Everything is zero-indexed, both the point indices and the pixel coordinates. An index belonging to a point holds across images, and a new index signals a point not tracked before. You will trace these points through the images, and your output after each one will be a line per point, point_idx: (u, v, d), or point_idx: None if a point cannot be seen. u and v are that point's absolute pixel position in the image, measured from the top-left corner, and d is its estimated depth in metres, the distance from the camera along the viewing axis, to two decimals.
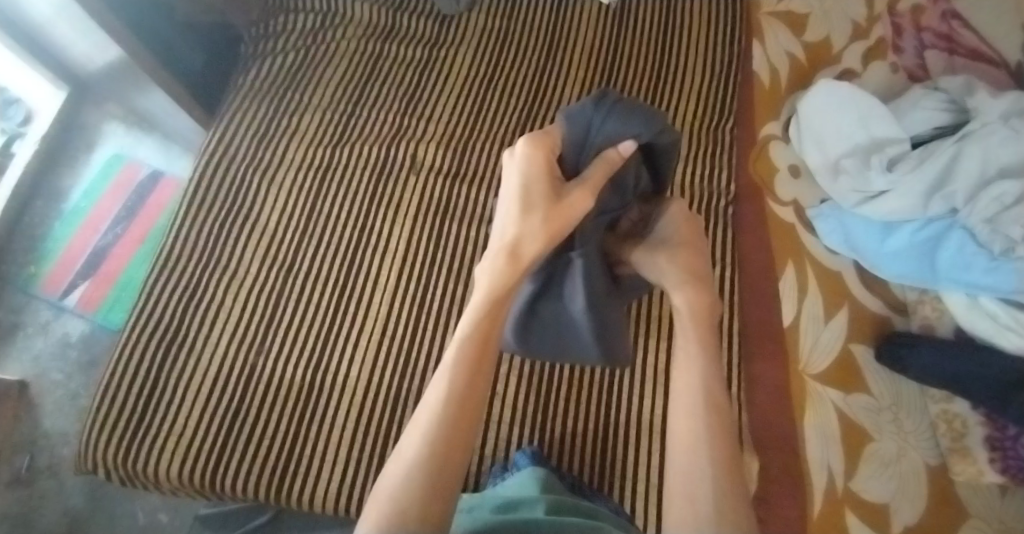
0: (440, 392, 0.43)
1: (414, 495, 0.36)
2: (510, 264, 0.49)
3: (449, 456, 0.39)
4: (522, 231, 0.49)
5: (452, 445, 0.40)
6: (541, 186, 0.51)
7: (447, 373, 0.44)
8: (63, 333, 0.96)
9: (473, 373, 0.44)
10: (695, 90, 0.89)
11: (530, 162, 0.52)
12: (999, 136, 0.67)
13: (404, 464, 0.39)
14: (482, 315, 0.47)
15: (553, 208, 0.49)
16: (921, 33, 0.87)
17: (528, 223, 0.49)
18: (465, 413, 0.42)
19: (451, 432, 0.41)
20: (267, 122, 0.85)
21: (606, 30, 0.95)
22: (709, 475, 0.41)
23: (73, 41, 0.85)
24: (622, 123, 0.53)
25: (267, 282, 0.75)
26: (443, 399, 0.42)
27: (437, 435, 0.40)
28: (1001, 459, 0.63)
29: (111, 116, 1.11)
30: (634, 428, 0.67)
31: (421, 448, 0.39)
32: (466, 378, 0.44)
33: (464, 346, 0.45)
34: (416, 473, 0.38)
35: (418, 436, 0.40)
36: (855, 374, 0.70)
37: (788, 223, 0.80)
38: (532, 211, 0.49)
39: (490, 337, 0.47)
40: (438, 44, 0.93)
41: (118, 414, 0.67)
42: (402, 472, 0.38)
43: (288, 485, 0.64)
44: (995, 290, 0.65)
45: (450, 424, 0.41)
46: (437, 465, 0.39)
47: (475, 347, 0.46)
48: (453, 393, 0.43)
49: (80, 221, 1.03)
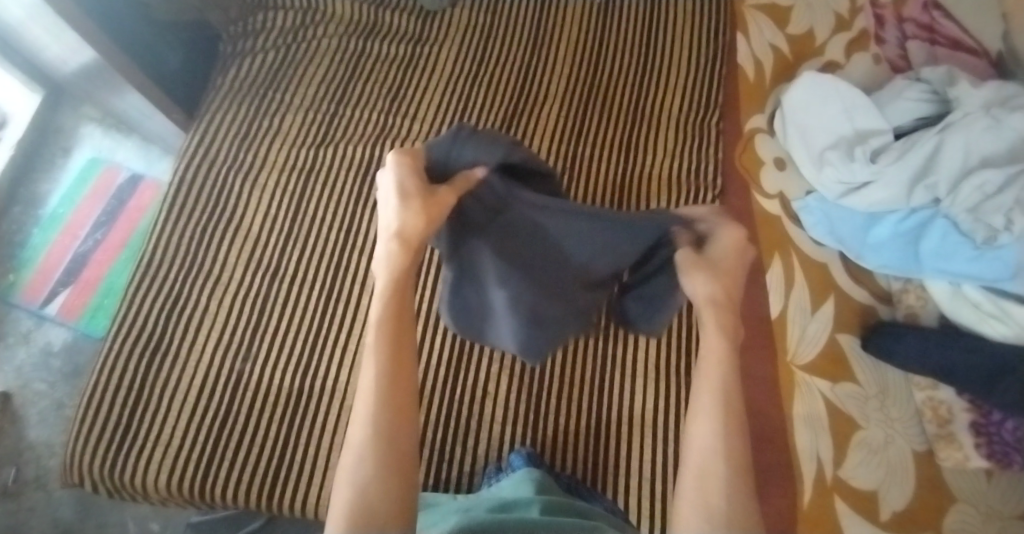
0: (372, 372, 0.39)
1: (373, 487, 0.35)
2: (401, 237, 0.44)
3: (396, 436, 0.37)
4: (403, 215, 0.43)
5: (396, 424, 0.38)
6: (416, 182, 0.45)
7: (371, 352, 0.41)
8: (45, 342, 0.94)
9: (399, 346, 0.41)
10: (680, 83, 0.89)
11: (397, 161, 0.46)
12: (980, 125, 0.68)
13: (353, 454, 0.36)
14: (392, 284, 0.43)
15: (432, 199, 0.45)
16: (903, 24, 0.88)
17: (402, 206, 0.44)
18: (402, 387, 0.40)
19: (391, 410, 0.38)
20: (248, 123, 0.83)
21: (591, 24, 0.95)
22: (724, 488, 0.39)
23: (45, 43, 0.83)
24: (480, 148, 0.48)
25: (253, 287, 0.74)
26: (377, 376, 0.39)
27: (380, 417, 0.38)
28: (986, 444, 0.64)
29: (88, 118, 1.09)
30: (626, 423, 0.68)
31: (368, 434, 0.37)
32: (392, 354, 0.41)
33: (385, 319, 0.42)
34: (368, 459, 0.36)
35: (360, 422, 0.38)
36: (842, 364, 0.71)
37: (774, 215, 0.80)
38: (405, 201, 0.44)
39: (405, 306, 0.43)
40: (421, 42, 0.92)
41: (103, 425, 0.66)
42: (353, 462, 0.36)
43: (278, 492, 0.64)
44: (979, 278, 0.66)
45: (389, 403, 0.38)
46: (383, 451, 0.36)
47: (394, 319, 0.42)
48: (386, 370, 0.40)
49: (59, 228, 1.01)
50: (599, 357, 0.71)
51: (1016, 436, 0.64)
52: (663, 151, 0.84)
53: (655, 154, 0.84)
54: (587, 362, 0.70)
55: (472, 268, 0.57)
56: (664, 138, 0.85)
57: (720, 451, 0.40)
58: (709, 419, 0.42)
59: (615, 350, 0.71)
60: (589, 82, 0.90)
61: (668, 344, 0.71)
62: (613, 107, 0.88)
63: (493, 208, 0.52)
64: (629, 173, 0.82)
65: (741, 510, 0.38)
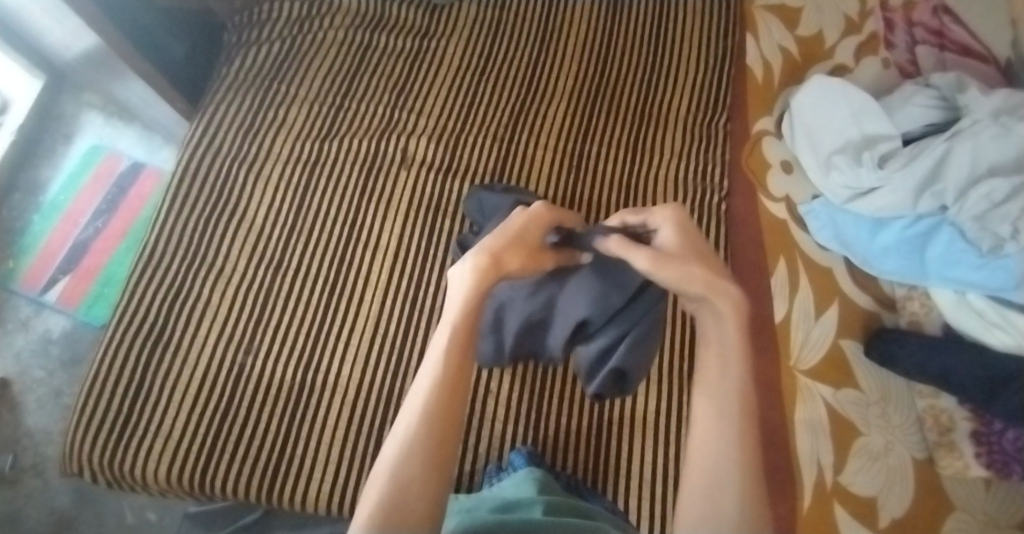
0: (431, 378, 0.43)
1: (412, 485, 0.39)
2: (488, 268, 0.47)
3: (440, 443, 0.41)
4: (506, 255, 0.49)
5: (443, 431, 0.41)
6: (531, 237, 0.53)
7: (437, 359, 0.44)
8: (45, 329, 0.94)
9: (462, 360, 0.44)
10: (689, 84, 0.89)
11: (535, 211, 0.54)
12: (989, 133, 0.67)
13: (399, 449, 0.40)
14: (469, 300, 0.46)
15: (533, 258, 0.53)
16: (913, 28, 0.87)
17: (513, 252, 0.50)
18: (455, 399, 0.43)
19: (441, 419, 0.41)
20: (253, 114, 0.83)
21: (600, 21, 0.94)
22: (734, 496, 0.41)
23: (48, 28, 0.82)
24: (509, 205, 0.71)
25: (255, 279, 0.73)
26: (436, 383, 0.42)
27: (431, 420, 0.41)
28: (986, 453, 0.64)
29: (90, 105, 1.08)
30: (627, 424, 0.67)
31: (415, 434, 0.40)
32: (456, 360, 0.43)
33: (454, 333, 0.44)
34: (413, 458, 0.39)
35: (411, 421, 0.41)
36: (844, 369, 0.71)
37: (780, 219, 0.80)
38: (512, 249, 0.50)
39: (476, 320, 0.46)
40: (428, 35, 0.91)
41: (103, 416, 0.65)
42: (400, 456, 0.40)
43: (278, 486, 0.64)
44: (983, 287, 0.66)
45: (443, 411, 0.41)
46: (430, 452, 0.40)
47: (464, 330, 0.45)
48: (445, 379, 0.42)
49: (60, 215, 1.00)
50: None
51: (1017, 447, 0.63)
52: (670, 151, 0.84)
53: (662, 154, 0.83)
54: None
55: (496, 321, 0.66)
56: (671, 139, 0.85)
57: (731, 438, 0.43)
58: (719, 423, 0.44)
59: None
60: (597, 79, 0.89)
61: (672, 347, 0.71)
62: (621, 106, 0.87)
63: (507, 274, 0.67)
64: (636, 173, 0.82)
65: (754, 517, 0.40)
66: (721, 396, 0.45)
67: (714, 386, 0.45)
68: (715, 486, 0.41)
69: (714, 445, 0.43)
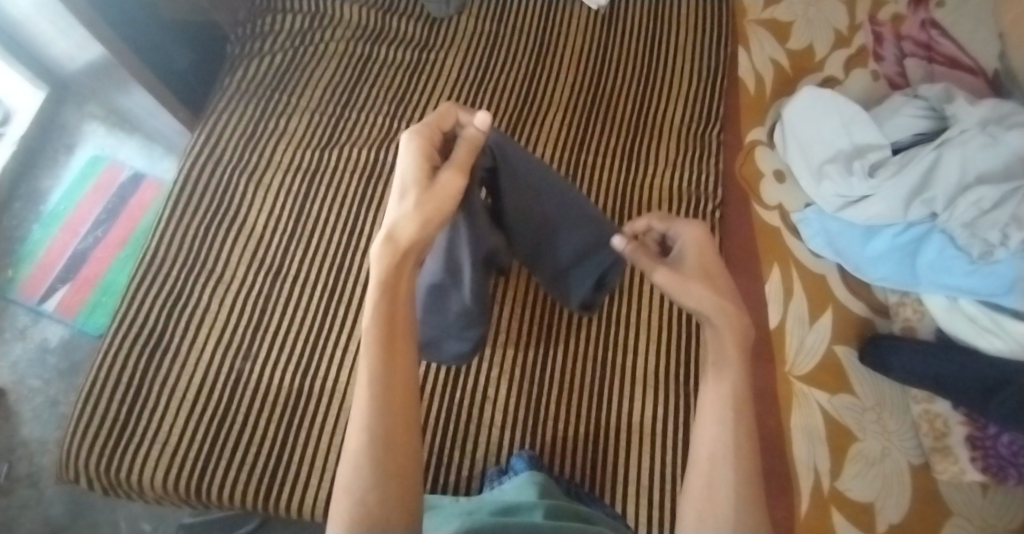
0: (364, 378, 0.42)
1: (370, 491, 0.38)
2: (391, 251, 0.46)
3: (389, 439, 0.40)
4: (401, 222, 0.47)
5: (390, 427, 0.41)
6: (419, 180, 0.49)
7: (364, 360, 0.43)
8: (42, 338, 0.94)
9: (392, 349, 0.43)
10: (682, 94, 0.90)
11: (414, 156, 0.50)
12: (977, 142, 0.69)
13: (351, 461, 0.40)
14: (384, 285, 0.45)
15: (430, 195, 0.48)
16: (902, 41, 0.89)
17: (406, 211, 0.47)
18: (394, 387, 0.42)
19: (385, 416, 0.41)
20: (255, 124, 0.84)
21: (595, 34, 0.96)
22: (732, 496, 0.44)
23: (53, 39, 0.83)
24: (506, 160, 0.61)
25: (254, 286, 0.74)
26: (370, 382, 0.42)
27: (375, 420, 0.41)
28: (982, 458, 0.64)
29: (93, 116, 1.09)
30: (624, 431, 0.68)
31: (363, 439, 0.40)
32: (385, 353, 0.43)
33: (377, 325, 0.44)
34: (364, 463, 0.39)
35: (357, 426, 0.41)
36: (840, 375, 0.71)
37: (774, 227, 0.81)
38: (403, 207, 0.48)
39: (397, 304, 0.45)
40: (427, 47, 0.93)
41: (100, 421, 0.65)
42: (352, 465, 0.39)
43: (275, 492, 0.64)
44: (975, 292, 0.67)
45: (384, 410, 0.41)
46: (382, 452, 0.40)
47: (386, 320, 0.44)
48: (380, 377, 0.42)
49: (61, 224, 1.01)
50: (598, 366, 0.71)
51: (1012, 450, 0.63)
52: (664, 160, 0.85)
53: (656, 163, 0.85)
54: (586, 366, 0.71)
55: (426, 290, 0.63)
56: (664, 148, 0.86)
57: (730, 388, 0.48)
58: (718, 428, 0.46)
59: (613, 356, 0.71)
60: (593, 90, 0.91)
61: (669, 354, 0.71)
62: (616, 117, 0.88)
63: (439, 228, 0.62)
64: (631, 181, 0.83)
65: (749, 515, 0.43)
66: (720, 403, 0.47)
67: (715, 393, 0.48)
68: (713, 485, 0.44)
69: (712, 448, 0.46)
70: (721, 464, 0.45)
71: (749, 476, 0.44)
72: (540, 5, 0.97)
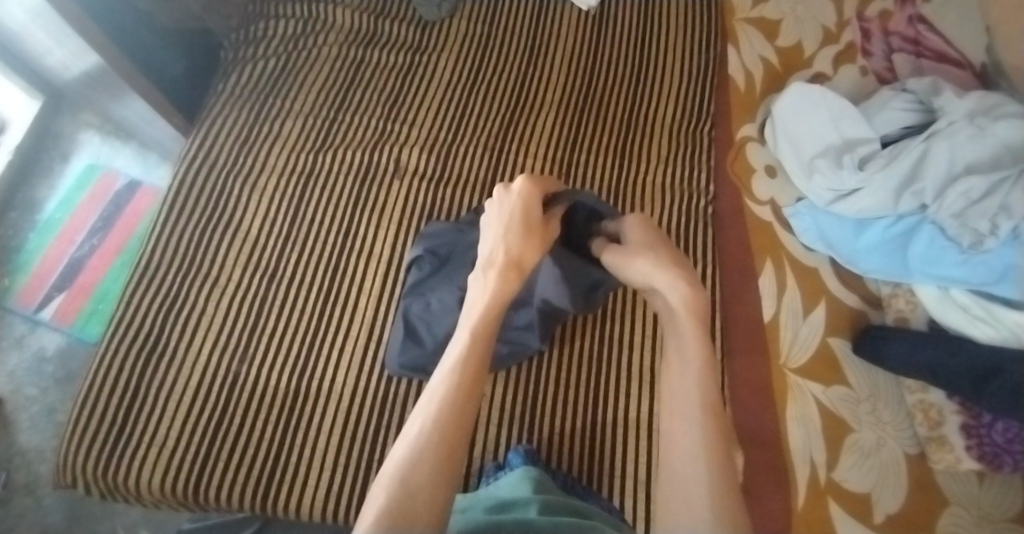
0: (444, 385, 0.46)
1: (422, 487, 0.39)
2: (508, 274, 0.54)
3: (449, 444, 0.42)
4: (511, 252, 0.55)
5: (454, 435, 0.43)
6: (533, 214, 0.57)
7: (450, 366, 0.47)
8: (39, 347, 0.94)
9: (475, 366, 0.47)
10: (673, 93, 0.91)
11: (527, 196, 0.57)
12: (965, 133, 0.70)
13: (409, 448, 0.41)
14: (481, 314, 0.51)
15: (529, 227, 0.57)
16: (889, 37, 0.90)
17: (525, 242, 0.56)
18: (468, 402, 0.45)
19: (453, 422, 0.43)
20: (249, 128, 0.84)
21: (586, 34, 0.97)
22: (705, 496, 0.41)
23: (49, 49, 0.84)
24: None
25: (249, 288, 0.74)
26: (448, 391, 0.45)
27: (441, 422, 0.43)
28: (977, 446, 0.64)
29: (88, 125, 1.09)
30: (619, 427, 0.68)
31: (428, 436, 0.42)
32: (471, 367, 0.47)
33: (470, 345, 0.48)
34: (424, 460, 0.41)
35: (421, 427, 0.43)
36: (834, 367, 0.72)
37: (766, 222, 0.81)
38: (519, 240, 0.55)
39: (488, 331, 0.50)
40: (420, 50, 0.93)
41: (98, 424, 0.65)
42: (410, 452, 0.41)
43: (272, 493, 0.64)
44: (965, 281, 0.68)
45: (453, 416, 0.43)
46: (440, 452, 0.41)
47: (475, 340, 0.49)
48: (459, 388, 0.45)
49: (56, 232, 1.01)
50: (594, 364, 0.71)
51: (1006, 438, 0.63)
52: (655, 158, 0.86)
53: (647, 161, 0.85)
54: (582, 363, 0.71)
55: (425, 305, 0.68)
56: (657, 146, 0.87)
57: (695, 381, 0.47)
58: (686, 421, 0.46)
59: (609, 354, 0.71)
60: (585, 89, 0.92)
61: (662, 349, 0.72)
62: (608, 115, 0.89)
63: (439, 255, 0.71)
64: (623, 179, 0.84)
65: (727, 514, 0.40)
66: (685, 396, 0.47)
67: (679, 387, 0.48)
68: (687, 483, 0.43)
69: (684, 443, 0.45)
70: (692, 457, 0.44)
71: (720, 467, 0.43)
72: (532, 6, 0.98)
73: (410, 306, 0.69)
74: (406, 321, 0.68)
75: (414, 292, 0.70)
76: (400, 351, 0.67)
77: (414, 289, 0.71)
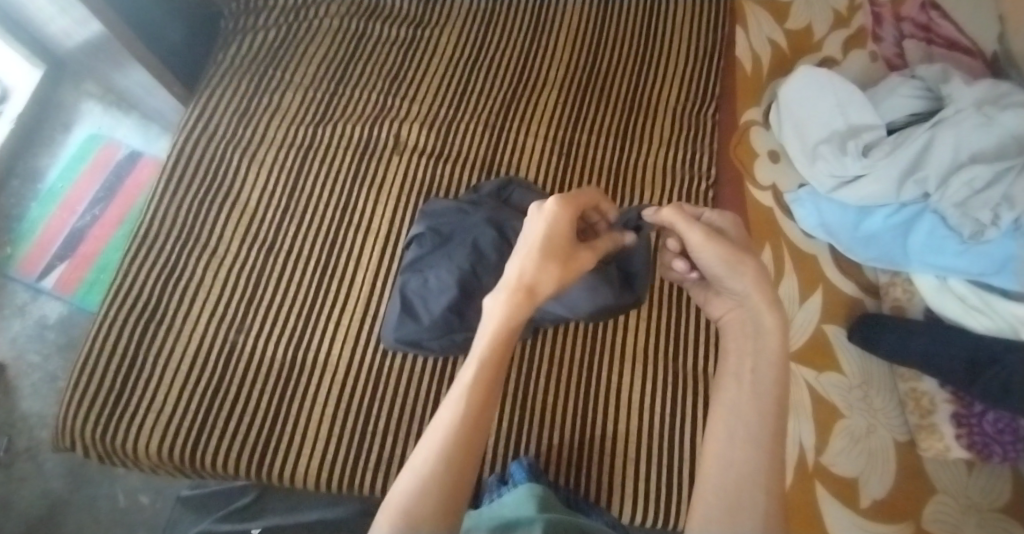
0: (453, 415, 0.41)
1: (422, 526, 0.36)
2: (524, 301, 0.45)
3: (456, 478, 0.39)
4: (544, 280, 0.46)
5: (463, 467, 0.39)
6: (562, 236, 0.48)
7: (463, 394, 0.42)
8: (40, 315, 0.95)
9: (487, 396, 0.42)
10: (677, 74, 0.89)
11: (557, 218, 0.48)
12: (971, 122, 0.69)
13: (413, 480, 0.38)
14: (500, 336, 0.44)
15: (570, 259, 0.48)
16: (902, 23, 0.89)
17: (549, 269, 0.46)
18: (478, 431, 0.41)
19: (462, 455, 0.39)
20: (249, 98, 0.84)
21: (593, 10, 0.95)
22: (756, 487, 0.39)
23: (52, 17, 0.83)
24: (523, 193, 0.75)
25: (247, 260, 0.75)
26: (459, 417, 0.41)
27: (449, 459, 0.39)
28: (967, 435, 0.64)
29: (90, 94, 1.09)
30: (610, 405, 0.69)
31: (436, 469, 0.39)
32: (483, 395, 0.42)
33: (483, 371, 0.43)
34: (431, 493, 0.38)
35: (427, 457, 0.39)
36: (827, 353, 0.72)
37: (767, 207, 0.81)
38: (546, 265, 0.46)
39: (504, 357, 0.44)
40: (422, 24, 0.92)
41: (96, 391, 0.66)
42: (416, 484, 0.38)
43: (268, 460, 0.65)
44: (965, 272, 0.67)
45: (463, 445, 0.40)
46: (447, 485, 0.38)
47: (490, 370, 0.43)
48: (471, 414, 0.41)
49: (57, 203, 1.01)
50: (586, 342, 0.72)
51: (997, 428, 0.64)
52: (657, 141, 0.84)
53: (650, 141, 0.84)
54: (578, 343, 0.72)
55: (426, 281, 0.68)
56: (659, 127, 0.85)
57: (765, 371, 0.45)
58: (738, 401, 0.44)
59: (602, 337, 0.72)
60: (589, 67, 0.91)
61: (652, 328, 0.73)
62: (611, 96, 0.88)
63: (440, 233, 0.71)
64: (624, 160, 0.83)
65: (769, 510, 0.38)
66: (743, 393, 0.44)
67: (732, 384, 0.45)
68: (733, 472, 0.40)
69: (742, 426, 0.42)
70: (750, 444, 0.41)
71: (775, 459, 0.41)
72: None
73: (407, 281, 0.69)
74: (407, 297, 0.68)
75: (413, 264, 0.70)
76: (398, 325, 0.67)
77: (414, 265, 0.70)
